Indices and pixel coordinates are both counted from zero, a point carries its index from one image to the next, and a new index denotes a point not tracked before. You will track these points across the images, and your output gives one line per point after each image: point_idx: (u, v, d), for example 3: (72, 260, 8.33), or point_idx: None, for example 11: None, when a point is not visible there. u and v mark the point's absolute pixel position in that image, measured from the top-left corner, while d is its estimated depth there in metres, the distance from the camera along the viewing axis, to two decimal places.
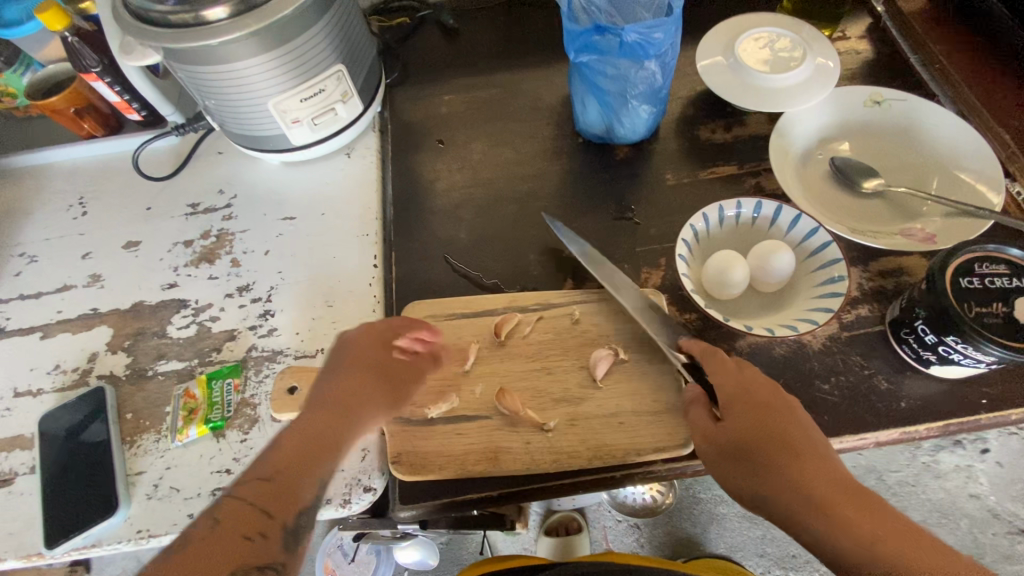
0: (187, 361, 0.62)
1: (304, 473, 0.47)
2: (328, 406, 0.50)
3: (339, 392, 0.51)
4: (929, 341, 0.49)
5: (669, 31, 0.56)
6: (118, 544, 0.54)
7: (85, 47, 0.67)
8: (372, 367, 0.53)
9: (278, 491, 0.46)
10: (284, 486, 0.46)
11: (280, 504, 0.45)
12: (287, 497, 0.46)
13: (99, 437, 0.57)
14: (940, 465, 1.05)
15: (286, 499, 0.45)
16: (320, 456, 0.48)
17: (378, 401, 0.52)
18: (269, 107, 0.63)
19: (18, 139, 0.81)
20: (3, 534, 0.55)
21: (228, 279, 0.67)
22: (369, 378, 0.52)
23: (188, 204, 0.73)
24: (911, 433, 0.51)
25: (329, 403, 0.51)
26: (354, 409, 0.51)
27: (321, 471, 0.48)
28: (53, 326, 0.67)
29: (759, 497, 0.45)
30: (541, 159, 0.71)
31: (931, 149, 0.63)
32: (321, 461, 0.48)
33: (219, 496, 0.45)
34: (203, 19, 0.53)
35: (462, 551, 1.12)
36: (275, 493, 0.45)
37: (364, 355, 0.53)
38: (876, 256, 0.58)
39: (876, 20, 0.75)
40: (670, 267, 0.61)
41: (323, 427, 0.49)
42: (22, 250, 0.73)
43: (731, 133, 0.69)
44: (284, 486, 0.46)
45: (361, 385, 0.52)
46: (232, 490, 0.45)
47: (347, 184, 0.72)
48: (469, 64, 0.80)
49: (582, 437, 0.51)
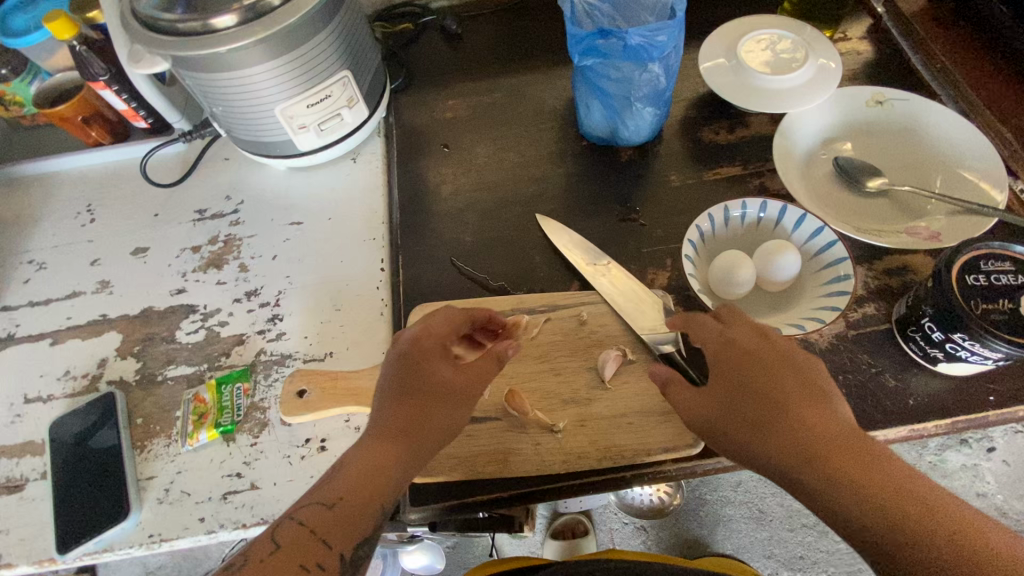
0: (196, 365, 0.63)
1: (371, 503, 0.42)
2: (389, 429, 0.45)
3: (399, 415, 0.45)
4: (936, 338, 0.49)
5: (673, 34, 0.57)
6: (130, 549, 0.54)
7: (92, 56, 0.67)
8: (429, 382, 0.46)
9: (345, 519, 0.41)
10: (358, 512, 0.42)
11: (348, 534, 0.41)
12: (351, 527, 0.41)
13: (110, 442, 0.58)
14: (947, 465, 1.05)
15: (345, 529, 0.41)
16: (384, 485, 0.43)
17: (445, 419, 0.46)
18: (276, 113, 0.63)
19: (31, 148, 0.83)
20: (16, 540, 0.55)
21: (236, 284, 0.68)
22: (431, 396, 0.46)
23: (196, 210, 0.74)
24: (919, 430, 0.51)
25: (389, 426, 0.45)
26: (426, 430, 0.45)
27: (384, 500, 0.43)
28: (63, 332, 0.67)
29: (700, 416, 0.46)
30: (546, 162, 0.71)
31: (934, 147, 0.63)
32: (387, 490, 0.43)
33: (280, 517, 0.42)
34: (212, 28, 0.53)
35: (468, 555, 1.12)
36: (341, 520, 0.41)
37: (416, 368, 0.46)
38: (881, 254, 0.59)
39: (876, 21, 0.76)
40: (676, 268, 0.61)
41: (391, 453, 0.44)
42: (31, 258, 0.73)
43: (734, 134, 0.69)
44: (349, 512, 0.42)
45: (423, 403, 0.45)
46: (293, 512, 0.42)
47: (353, 189, 0.73)
48: (473, 69, 0.81)
49: (591, 437, 0.51)
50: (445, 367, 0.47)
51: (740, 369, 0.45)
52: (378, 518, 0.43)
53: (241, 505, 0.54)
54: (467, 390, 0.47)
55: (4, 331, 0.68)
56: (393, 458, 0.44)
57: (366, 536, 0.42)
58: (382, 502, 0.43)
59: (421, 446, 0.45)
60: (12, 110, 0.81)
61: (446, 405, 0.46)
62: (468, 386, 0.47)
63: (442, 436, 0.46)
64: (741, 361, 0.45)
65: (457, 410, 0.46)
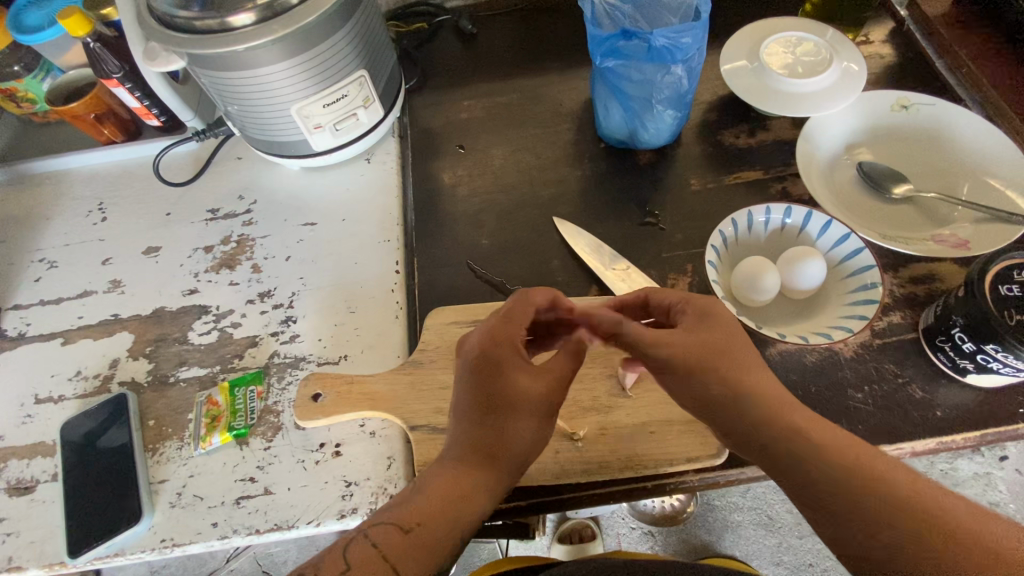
0: (208, 367, 0.62)
1: (458, 525, 0.41)
2: (477, 451, 0.43)
3: (489, 432, 0.43)
4: (967, 348, 0.48)
5: (697, 36, 0.56)
6: (142, 554, 0.53)
7: (107, 53, 0.67)
8: (507, 392, 0.44)
9: (417, 542, 0.40)
10: (433, 535, 0.41)
11: (420, 562, 0.40)
12: (429, 555, 0.40)
13: (121, 444, 0.57)
14: (960, 473, 1.03)
15: (417, 555, 0.40)
16: (474, 505, 0.42)
17: (539, 428, 0.44)
18: (292, 112, 0.62)
19: (41, 145, 0.82)
20: (25, 542, 0.55)
21: (249, 285, 0.67)
22: (520, 406, 0.44)
23: (208, 210, 0.73)
24: (947, 443, 0.50)
25: (477, 446, 0.43)
26: (512, 445, 0.43)
27: (468, 524, 0.42)
28: (74, 332, 0.66)
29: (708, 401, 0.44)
30: (562, 164, 0.71)
31: (961, 154, 0.62)
32: (469, 510, 0.42)
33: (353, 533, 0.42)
34: (229, 25, 0.52)
35: (474, 558, 1.10)
36: (412, 543, 0.40)
37: (494, 385, 0.44)
38: (906, 261, 0.58)
39: (898, 24, 0.75)
40: (697, 273, 0.61)
41: (482, 480, 0.42)
42: (43, 256, 0.73)
43: (755, 137, 0.68)
44: (419, 532, 0.41)
45: (511, 417, 0.44)
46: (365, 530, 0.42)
47: (368, 189, 0.72)
48: (489, 69, 0.80)
49: (612, 447, 0.51)
50: (528, 373, 0.45)
51: (696, 346, 0.44)
52: (461, 539, 0.42)
53: (255, 510, 0.53)
54: (557, 394, 0.45)
55: (15, 330, 0.68)
56: (483, 480, 0.43)
57: (443, 563, 0.41)
58: (468, 524, 0.42)
59: (512, 464, 0.44)
60: (23, 107, 0.80)
61: (537, 415, 0.44)
62: (558, 388, 0.45)
63: (535, 446, 0.44)
64: (696, 337, 0.45)
65: (551, 414, 0.45)
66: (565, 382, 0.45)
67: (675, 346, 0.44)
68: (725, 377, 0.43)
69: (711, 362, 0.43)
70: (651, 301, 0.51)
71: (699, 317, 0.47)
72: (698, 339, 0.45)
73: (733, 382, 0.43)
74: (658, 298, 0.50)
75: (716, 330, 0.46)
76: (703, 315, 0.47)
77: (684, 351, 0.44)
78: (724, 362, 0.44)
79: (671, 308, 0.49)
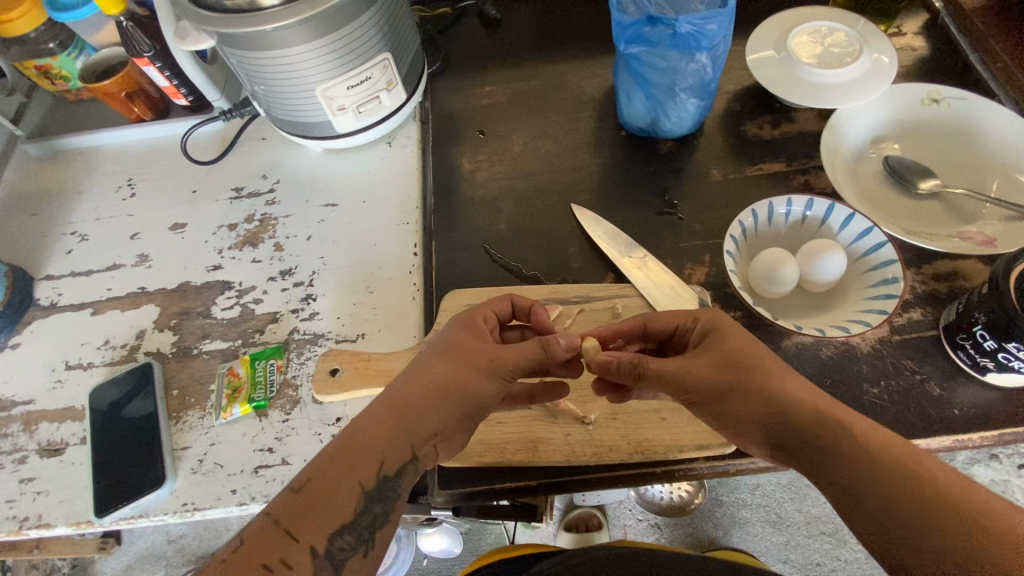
0: (231, 341, 0.64)
1: (354, 473, 0.38)
2: (397, 395, 0.43)
3: (414, 375, 0.45)
4: (988, 346, 0.48)
5: (723, 23, 0.55)
6: (164, 516, 0.55)
7: (138, 31, 0.68)
8: (450, 345, 0.48)
9: (317, 502, 0.37)
10: (330, 491, 0.37)
11: (317, 525, 0.36)
12: (324, 512, 0.36)
13: (146, 411, 0.59)
14: (976, 480, 1.01)
15: (315, 519, 0.36)
16: (374, 448, 0.40)
17: (462, 380, 0.45)
18: (316, 93, 0.63)
19: (73, 122, 0.84)
20: (54, 501, 0.57)
21: (271, 263, 0.68)
22: (434, 353, 0.47)
23: (232, 188, 0.75)
24: (964, 441, 0.49)
25: (397, 391, 0.44)
26: (428, 392, 0.44)
27: (366, 474, 0.39)
28: (103, 303, 0.69)
29: (751, 403, 0.42)
30: (583, 151, 0.71)
31: (992, 150, 0.60)
32: (371, 458, 0.39)
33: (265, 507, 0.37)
34: (257, 5, 0.53)
35: (482, 542, 1.12)
36: (314, 504, 0.36)
37: (441, 339, 0.49)
38: (930, 258, 0.57)
39: (933, 17, 0.73)
40: (714, 264, 0.60)
41: (386, 428, 0.41)
42: (74, 229, 0.75)
43: (779, 129, 0.67)
44: (323, 496, 0.37)
45: (439, 360, 0.46)
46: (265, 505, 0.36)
47: (387, 173, 0.73)
48: (510, 55, 0.80)
49: (622, 431, 0.51)
50: (477, 338, 0.48)
51: (722, 364, 0.44)
52: (361, 497, 0.38)
53: (272, 479, 0.55)
54: (496, 361, 0.46)
55: (47, 299, 0.70)
56: (383, 419, 0.42)
57: (342, 525, 0.37)
58: (366, 473, 0.39)
59: (417, 405, 0.43)
60: (57, 84, 0.82)
61: (451, 366, 0.46)
62: (499, 355, 0.47)
63: (446, 397, 0.44)
64: (718, 354, 0.45)
65: (463, 370, 0.45)
66: (496, 351, 0.47)
67: (699, 373, 0.44)
68: (744, 385, 0.42)
69: (741, 373, 0.43)
70: (650, 328, 0.51)
71: (711, 334, 0.47)
72: (720, 360, 0.44)
73: (765, 391, 0.41)
74: (657, 324, 0.51)
75: (727, 344, 0.45)
76: (715, 336, 0.46)
77: (712, 374, 0.44)
78: (750, 372, 0.43)
79: (675, 331, 0.50)
